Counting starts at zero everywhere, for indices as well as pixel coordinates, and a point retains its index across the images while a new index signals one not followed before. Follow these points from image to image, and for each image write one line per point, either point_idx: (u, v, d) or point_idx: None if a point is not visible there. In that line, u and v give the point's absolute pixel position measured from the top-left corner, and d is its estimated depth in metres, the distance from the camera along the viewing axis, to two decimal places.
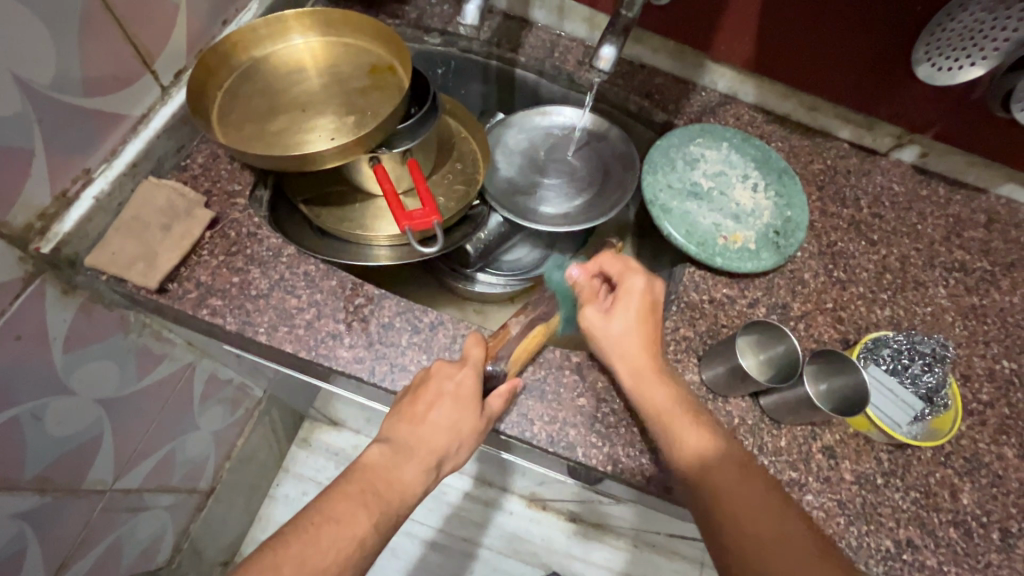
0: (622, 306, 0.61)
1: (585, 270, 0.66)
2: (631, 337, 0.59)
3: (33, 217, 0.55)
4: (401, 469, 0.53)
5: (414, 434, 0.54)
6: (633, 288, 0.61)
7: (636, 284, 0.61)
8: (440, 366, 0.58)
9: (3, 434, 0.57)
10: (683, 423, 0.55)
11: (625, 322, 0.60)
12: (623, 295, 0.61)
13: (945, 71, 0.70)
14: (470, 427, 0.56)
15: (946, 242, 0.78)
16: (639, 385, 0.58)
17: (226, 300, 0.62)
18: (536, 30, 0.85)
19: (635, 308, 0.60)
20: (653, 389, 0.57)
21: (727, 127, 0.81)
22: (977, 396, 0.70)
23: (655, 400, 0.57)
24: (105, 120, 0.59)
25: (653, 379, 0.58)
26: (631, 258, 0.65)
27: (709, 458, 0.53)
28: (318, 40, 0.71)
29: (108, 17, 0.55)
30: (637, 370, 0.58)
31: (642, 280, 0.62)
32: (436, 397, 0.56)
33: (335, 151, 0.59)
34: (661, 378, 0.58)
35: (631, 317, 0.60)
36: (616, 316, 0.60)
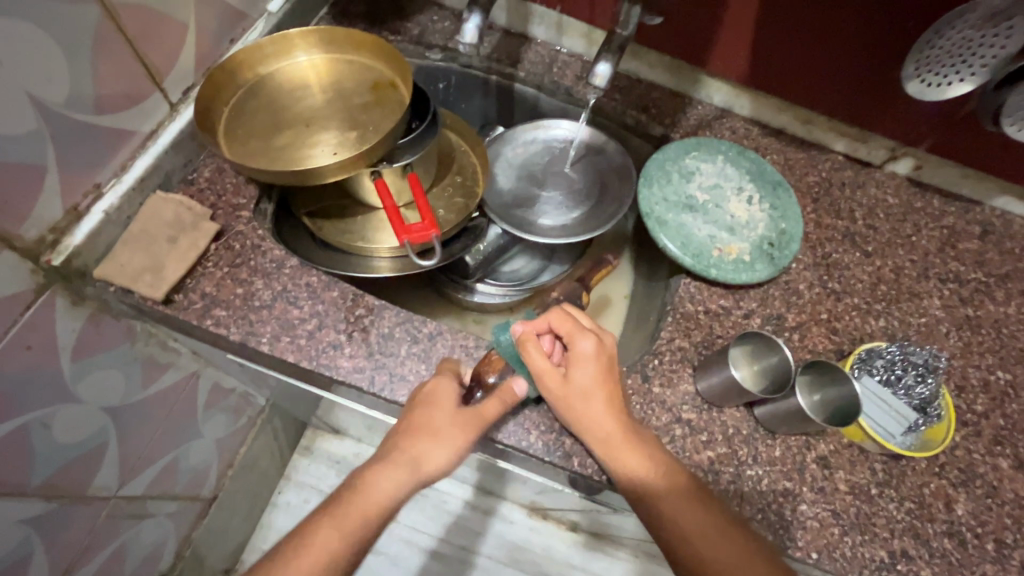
0: (579, 370, 0.59)
1: (532, 328, 0.62)
2: (593, 399, 0.58)
3: (45, 231, 0.56)
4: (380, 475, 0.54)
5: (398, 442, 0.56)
6: (586, 351, 0.60)
7: (586, 346, 0.60)
8: (438, 381, 0.59)
9: (13, 441, 0.58)
10: (652, 479, 0.55)
11: (585, 385, 0.58)
12: (577, 357, 0.60)
13: (935, 87, 0.70)
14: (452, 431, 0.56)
15: (940, 254, 0.79)
16: (611, 453, 0.57)
17: (230, 311, 0.64)
18: (535, 46, 0.87)
19: (591, 368, 0.59)
20: (626, 454, 0.56)
21: (722, 140, 0.83)
22: (972, 406, 0.70)
23: (628, 466, 0.56)
24: (115, 136, 0.61)
25: (624, 444, 0.56)
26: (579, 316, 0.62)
27: (676, 507, 0.54)
28: (322, 57, 0.74)
29: (121, 37, 0.57)
30: (607, 437, 0.57)
31: (592, 341, 0.60)
32: (424, 405, 0.57)
33: (337, 166, 0.61)
34: (632, 439, 0.57)
35: (588, 380, 0.59)
36: (574, 379, 0.59)
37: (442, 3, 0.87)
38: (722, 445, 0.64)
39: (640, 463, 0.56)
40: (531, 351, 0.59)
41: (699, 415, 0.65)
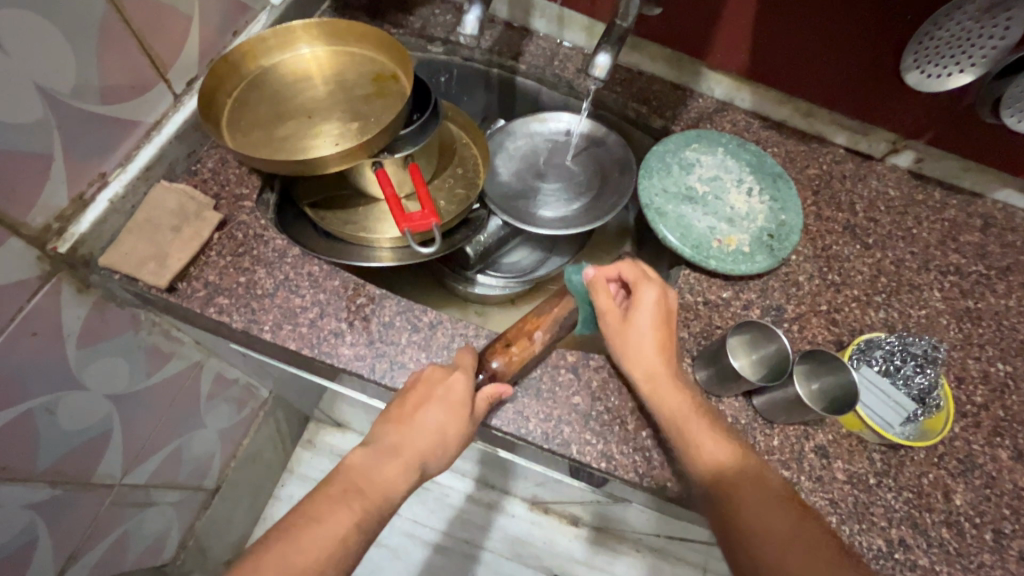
0: (640, 315, 0.61)
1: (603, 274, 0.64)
2: (649, 344, 0.60)
3: (51, 218, 0.57)
4: (383, 467, 0.54)
5: (399, 436, 0.55)
6: (649, 300, 0.61)
7: (649, 295, 0.61)
8: (455, 379, 0.58)
9: (19, 426, 0.59)
10: (711, 440, 0.56)
11: (644, 331, 0.61)
12: (641, 304, 0.61)
13: (934, 78, 0.71)
14: (456, 431, 0.57)
15: (941, 246, 0.79)
16: (655, 393, 0.59)
17: (232, 299, 0.64)
18: (536, 39, 0.87)
19: (652, 316, 0.61)
20: (668, 394, 0.59)
21: (722, 132, 0.83)
22: (971, 398, 0.70)
23: (667, 402, 0.58)
24: (120, 126, 0.62)
25: (669, 385, 0.59)
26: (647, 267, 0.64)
27: (740, 474, 0.54)
28: (324, 49, 0.74)
29: (126, 29, 0.57)
30: (654, 377, 0.59)
31: (656, 291, 0.62)
32: (432, 400, 0.57)
33: (338, 155, 0.61)
34: (677, 383, 0.60)
35: (647, 326, 0.61)
36: (636, 323, 0.61)
37: None
38: None
39: (683, 406, 0.58)
40: (601, 293, 0.62)
41: None
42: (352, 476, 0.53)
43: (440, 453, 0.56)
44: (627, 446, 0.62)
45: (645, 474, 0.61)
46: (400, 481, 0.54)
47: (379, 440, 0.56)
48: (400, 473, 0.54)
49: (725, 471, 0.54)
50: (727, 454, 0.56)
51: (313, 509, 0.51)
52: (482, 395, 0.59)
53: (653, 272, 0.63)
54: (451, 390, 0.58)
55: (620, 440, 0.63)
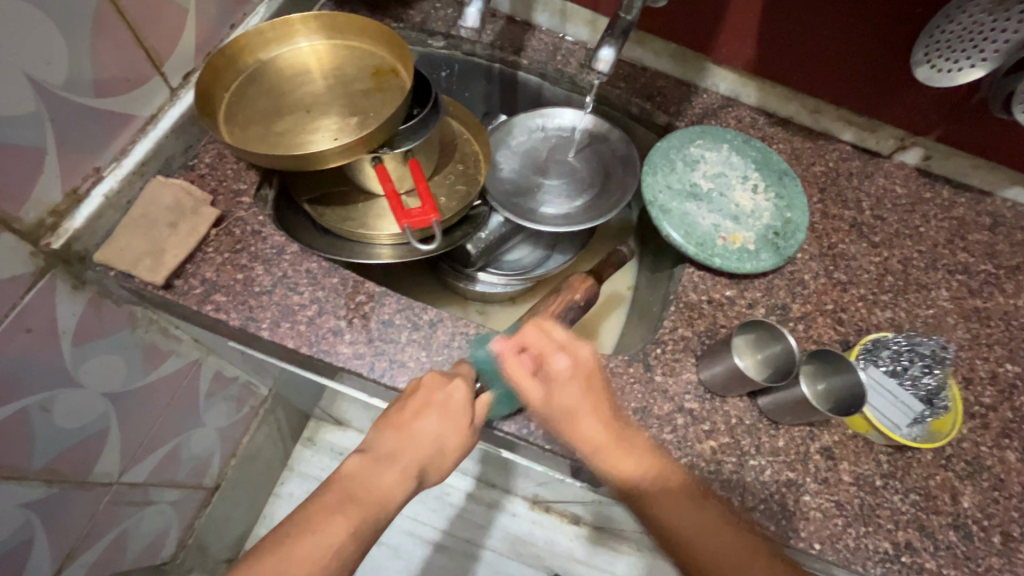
0: (561, 389, 0.59)
1: (509, 344, 0.61)
2: (581, 416, 0.57)
3: (44, 214, 0.56)
4: (382, 475, 0.53)
5: (400, 443, 0.55)
6: (561, 366, 0.59)
7: (562, 362, 0.59)
8: (456, 387, 0.58)
9: (13, 424, 0.58)
10: (642, 479, 0.55)
11: (571, 400, 0.58)
12: (552, 373, 0.59)
13: (945, 73, 0.68)
14: (455, 441, 0.57)
15: (949, 245, 0.78)
16: (606, 459, 0.56)
17: (230, 296, 0.63)
18: (538, 33, 0.86)
19: (574, 387, 0.59)
20: (620, 460, 0.55)
21: (727, 129, 0.82)
22: (980, 399, 0.69)
23: (621, 471, 0.55)
24: (115, 120, 0.61)
25: (613, 449, 0.56)
26: (549, 327, 0.62)
27: (673, 512, 0.53)
28: (323, 43, 0.73)
29: (120, 20, 0.56)
30: (597, 446, 0.56)
31: (566, 357, 0.60)
32: (433, 408, 0.57)
33: (337, 150, 0.60)
34: (622, 443, 0.56)
35: (575, 398, 0.58)
36: (557, 396, 0.58)
37: None
38: (725, 435, 0.63)
39: (630, 466, 0.55)
40: (512, 368, 0.59)
41: (701, 404, 0.64)
42: (350, 478, 0.52)
43: (439, 461, 0.56)
44: None
45: None
46: (399, 489, 0.53)
47: (379, 447, 0.55)
48: (398, 481, 0.53)
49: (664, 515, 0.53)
50: (660, 488, 0.54)
51: (310, 510, 0.50)
52: (481, 402, 0.59)
53: (558, 334, 0.61)
54: (452, 398, 0.57)
55: None
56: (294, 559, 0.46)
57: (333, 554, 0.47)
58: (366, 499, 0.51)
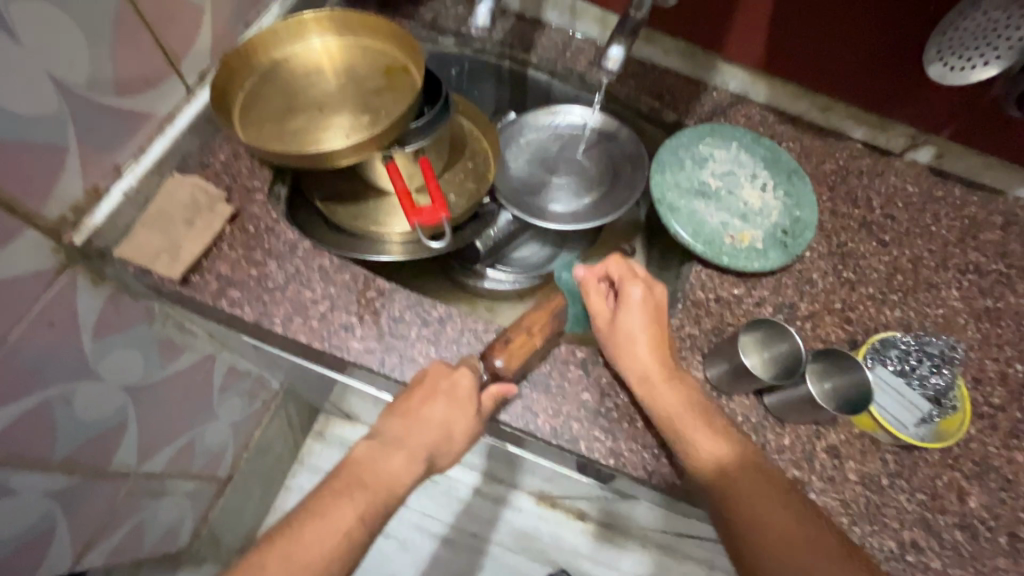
0: (625, 315, 0.62)
1: (591, 273, 0.66)
2: (637, 342, 0.61)
3: (66, 211, 0.58)
4: (389, 459, 0.55)
5: (407, 429, 0.57)
6: (635, 296, 0.63)
7: (636, 292, 0.63)
8: (462, 375, 0.59)
9: (36, 416, 0.60)
10: (716, 452, 0.56)
11: (634, 327, 0.62)
12: (627, 300, 0.63)
13: (957, 71, 0.68)
14: (463, 426, 0.58)
15: (961, 244, 0.77)
16: (649, 391, 0.60)
17: (244, 292, 0.65)
18: (548, 31, 0.86)
19: (639, 313, 0.62)
20: (681, 416, 0.58)
21: (737, 127, 0.82)
22: (989, 399, 0.69)
23: (700, 445, 0.57)
24: (133, 118, 0.62)
25: (660, 384, 0.60)
26: (637, 266, 0.66)
27: (758, 490, 0.54)
28: (336, 41, 0.74)
29: (139, 21, 0.58)
30: (644, 374, 0.60)
31: (641, 287, 0.63)
32: (439, 396, 0.58)
33: (350, 149, 0.61)
34: (670, 380, 0.60)
35: (637, 325, 0.62)
36: (623, 319, 0.62)
37: None
38: (731, 432, 0.64)
39: (683, 410, 0.58)
40: (591, 293, 0.65)
41: (708, 401, 0.65)
42: (355, 466, 0.55)
43: (446, 447, 0.58)
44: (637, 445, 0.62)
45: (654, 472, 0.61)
46: (406, 473, 0.55)
47: (386, 432, 0.57)
48: (404, 465, 0.55)
49: (716, 465, 0.56)
50: (739, 466, 0.56)
51: (321, 501, 0.52)
52: (487, 395, 0.60)
53: (640, 270, 0.65)
54: (457, 386, 0.58)
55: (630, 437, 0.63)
56: (300, 545, 0.49)
57: (342, 540, 0.50)
58: (374, 483, 0.54)
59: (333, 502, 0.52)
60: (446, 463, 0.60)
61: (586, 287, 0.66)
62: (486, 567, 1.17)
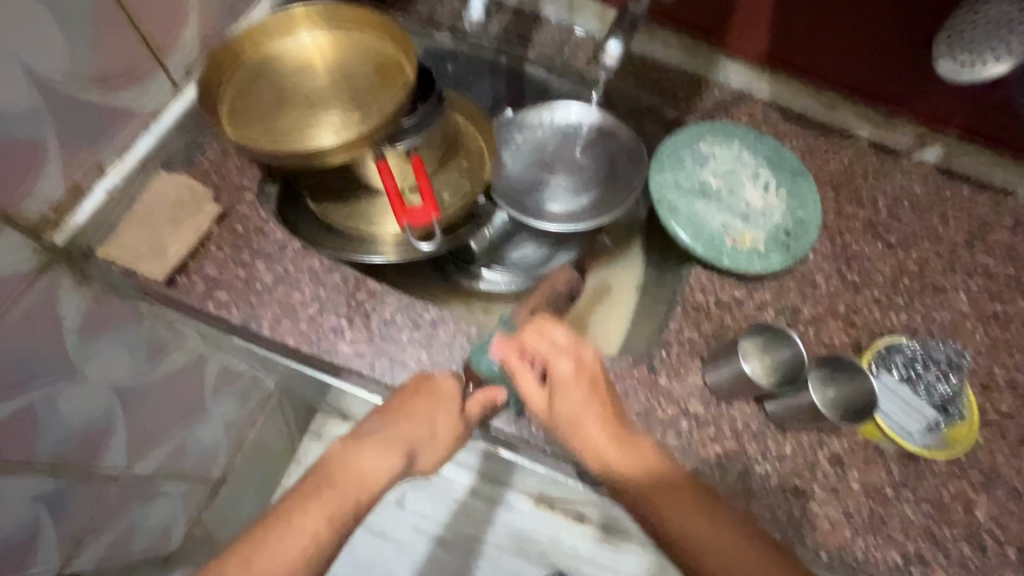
0: (562, 395, 0.55)
1: (511, 351, 0.58)
2: (585, 423, 0.54)
3: (47, 210, 0.56)
4: (361, 457, 0.52)
5: (385, 424, 0.54)
6: (564, 372, 0.55)
7: (563, 368, 0.55)
8: (444, 378, 0.58)
9: (19, 419, 0.59)
10: (643, 480, 0.52)
11: (574, 408, 0.54)
12: (557, 381, 0.56)
13: (970, 68, 0.66)
14: (445, 425, 0.56)
15: (969, 246, 0.75)
16: (606, 467, 0.53)
17: (232, 293, 0.63)
18: (546, 26, 0.84)
19: (577, 393, 0.55)
20: (618, 456, 0.53)
21: (739, 125, 0.79)
22: (997, 406, 0.67)
23: (623, 473, 0.52)
24: (117, 115, 0.60)
25: (623, 467, 0.52)
26: (557, 326, 0.58)
27: (699, 528, 0.50)
28: (327, 36, 0.72)
29: (121, 14, 0.56)
30: (601, 457, 0.53)
31: (570, 361, 0.56)
32: (422, 395, 0.56)
33: (339, 146, 0.60)
34: (627, 452, 0.53)
35: (579, 404, 0.54)
36: (562, 406, 0.55)
37: None
38: (730, 440, 0.62)
39: (646, 480, 0.52)
40: (521, 378, 0.57)
41: (707, 408, 0.63)
42: (330, 465, 0.52)
43: (428, 443, 0.56)
44: None
45: None
46: (380, 468, 0.52)
47: (359, 430, 0.54)
48: (381, 460, 0.52)
49: (671, 520, 0.50)
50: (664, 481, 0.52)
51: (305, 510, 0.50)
52: (475, 399, 0.59)
53: (563, 339, 0.57)
54: (439, 387, 0.57)
55: None
56: (264, 552, 0.46)
57: (309, 546, 0.47)
58: (346, 483, 0.51)
59: (300, 507, 0.48)
60: (428, 463, 0.57)
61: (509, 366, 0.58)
62: (483, 569, 1.16)
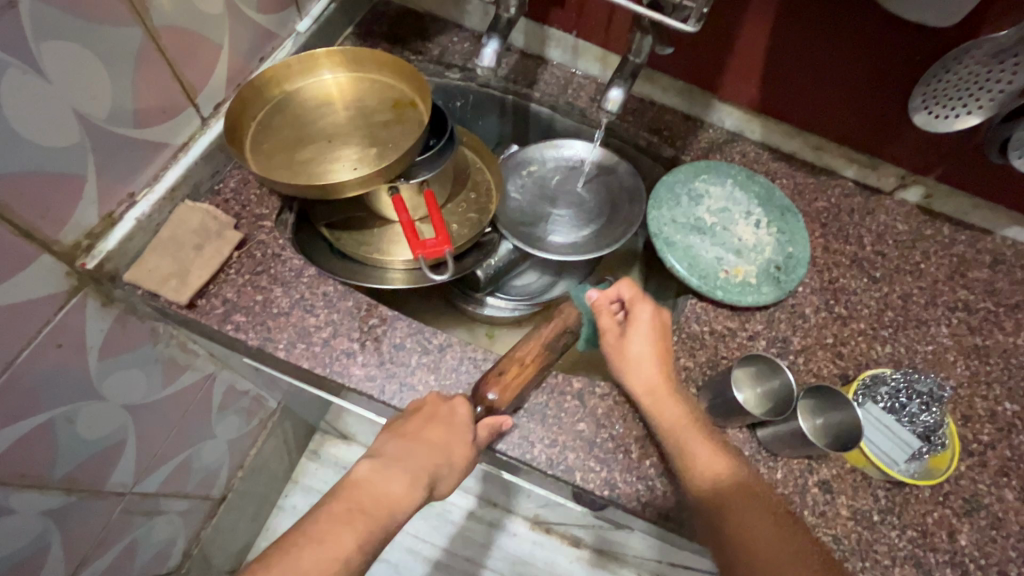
0: (635, 337, 0.64)
1: (604, 295, 0.67)
2: (644, 363, 0.63)
3: (81, 236, 0.59)
4: (388, 483, 0.55)
5: (405, 448, 0.57)
6: (643, 317, 0.65)
7: (644, 314, 0.65)
8: (460, 403, 0.60)
9: (39, 436, 0.61)
10: (706, 467, 0.57)
11: (640, 349, 0.64)
12: (635, 326, 0.65)
13: (942, 118, 0.71)
14: (461, 451, 0.58)
15: (950, 281, 0.79)
16: (655, 403, 0.61)
17: (249, 317, 0.66)
18: (550, 67, 0.89)
19: (645, 336, 0.64)
20: (668, 411, 0.61)
21: (732, 164, 0.84)
22: (978, 436, 0.70)
23: (674, 425, 0.60)
24: (149, 148, 0.64)
25: (668, 403, 0.61)
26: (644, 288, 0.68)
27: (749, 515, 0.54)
28: (346, 75, 0.77)
29: (160, 58, 0.60)
30: (654, 393, 0.62)
31: (650, 310, 0.66)
32: (437, 422, 0.59)
33: (357, 181, 0.64)
34: (676, 399, 0.62)
35: (645, 346, 0.64)
36: (631, 344, 0.64)
37: (462, 25, 0.90)
38: None
39: (692, 428, 0.60)
40: (603, 316, 0.66)
41: None
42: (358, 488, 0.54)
43: (445, 472, 0.58)
44: (631, 475, 0.63)
45: (648, 503, 0.62)
46: (405, 495, 0.55)
47: (386, 453, 0.57)
48: (405, 489, 0.55)
49: (728, 498, 0.56)
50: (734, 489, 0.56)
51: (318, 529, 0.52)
52: (482, 425, 0.61)
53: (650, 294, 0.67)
54: (455, 412, 0.59)
55: (624, 468, 0.63)
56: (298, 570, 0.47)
57: (340, 565, 0.49)
58: (372, 508, 0.53)
59: (333, 529, 0.51)
60: (441, 489, 0.59)
61: (599, 307, 0.67)
62: None
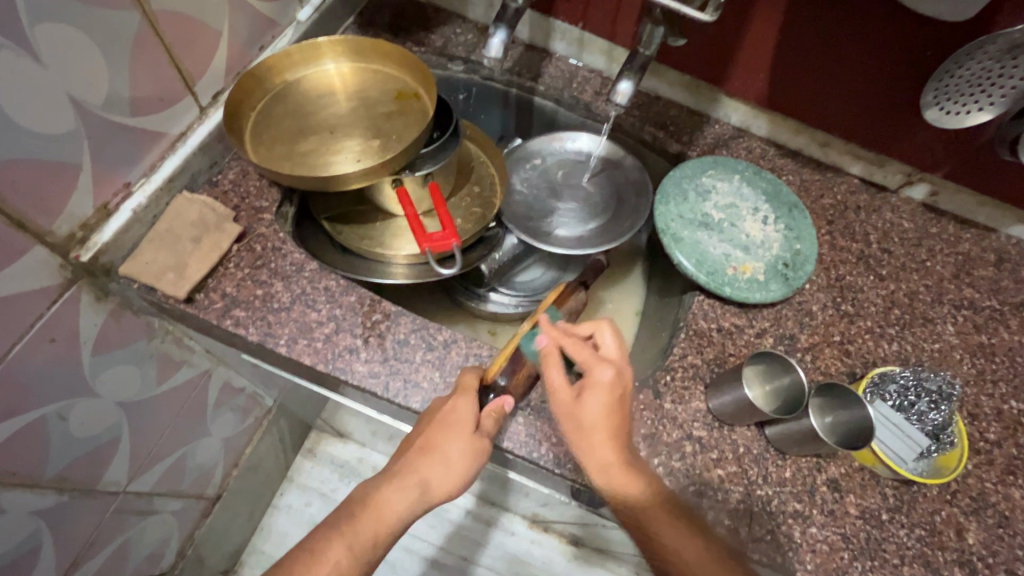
0: (590, 399, 0.57)
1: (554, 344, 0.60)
2: (595, 434, 0.56)
3: (75, 227, 0.57)
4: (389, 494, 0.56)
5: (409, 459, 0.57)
6: (602, 379, 0.58)
7: (604, 375, 0.58)
8: (461, 402, 0.58)
9: (29, 434, 0.59)
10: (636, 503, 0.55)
11: (595, 416, 0.56)
12: (591, 388, 0.57)
13: (954, 115, 0.71)
14: (462, 452, 0.56)
15: (955, 279, 0.79)
16: (609, 481, 0.56)
17: (249, 312, 0.65)
18: (555, 60, 0.88)
19: (601, 399, 0.57)
20: (621, 479, 0.55)
21: (739, 160, 0.83)
22: (984, 435, 0.70)
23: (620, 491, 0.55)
24: (146, 137, 0.62)
25: (619, 472, 0.56)
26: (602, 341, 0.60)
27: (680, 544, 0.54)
28: (349, 66, 0.75)
29: (159, 44, 0.58)
30: (604, 466, 0.55)
31: (611, 371, 0.58)
32: (440, 428, 0.57)
33: (360, 173, 0.62)
34: (630, 467, 0.56)
35: (599, 411, 0.56)
36: (584, 409, 0.57)
37: (466, 16, 0.89)
38: (732, 463, 0.64)
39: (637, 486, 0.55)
40: (552, 370, 0.59)
41: (710, 432, 0.65)
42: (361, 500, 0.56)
43: (443, 475, 0.56)
44: None
45: None
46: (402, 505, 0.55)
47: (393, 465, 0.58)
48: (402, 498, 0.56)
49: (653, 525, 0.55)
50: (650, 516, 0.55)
51: None
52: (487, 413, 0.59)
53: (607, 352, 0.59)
54: (453, 412, 0.57)
55: None
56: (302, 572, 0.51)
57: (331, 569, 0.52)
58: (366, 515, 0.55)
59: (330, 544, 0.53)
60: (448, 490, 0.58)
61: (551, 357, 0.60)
62: None
